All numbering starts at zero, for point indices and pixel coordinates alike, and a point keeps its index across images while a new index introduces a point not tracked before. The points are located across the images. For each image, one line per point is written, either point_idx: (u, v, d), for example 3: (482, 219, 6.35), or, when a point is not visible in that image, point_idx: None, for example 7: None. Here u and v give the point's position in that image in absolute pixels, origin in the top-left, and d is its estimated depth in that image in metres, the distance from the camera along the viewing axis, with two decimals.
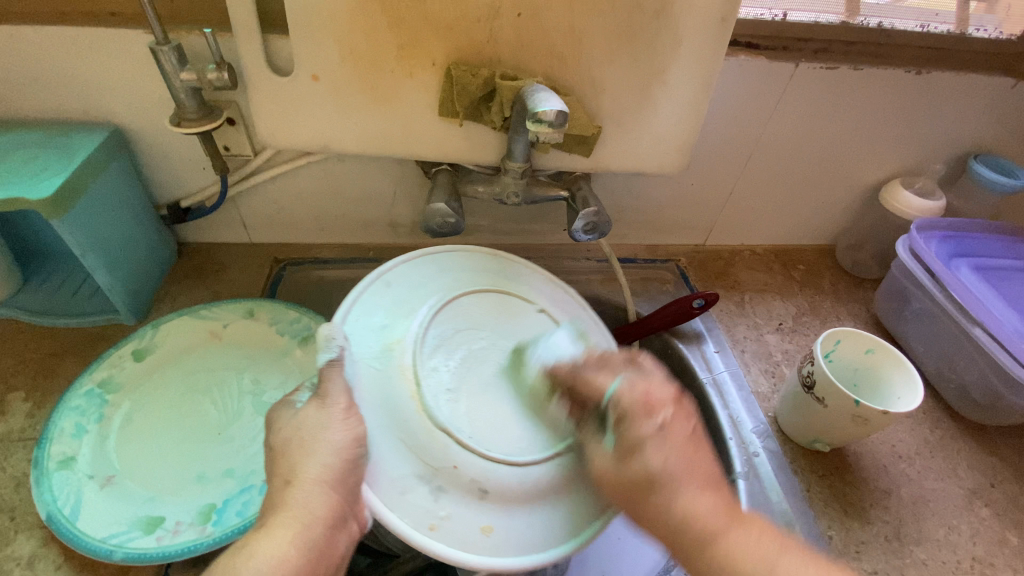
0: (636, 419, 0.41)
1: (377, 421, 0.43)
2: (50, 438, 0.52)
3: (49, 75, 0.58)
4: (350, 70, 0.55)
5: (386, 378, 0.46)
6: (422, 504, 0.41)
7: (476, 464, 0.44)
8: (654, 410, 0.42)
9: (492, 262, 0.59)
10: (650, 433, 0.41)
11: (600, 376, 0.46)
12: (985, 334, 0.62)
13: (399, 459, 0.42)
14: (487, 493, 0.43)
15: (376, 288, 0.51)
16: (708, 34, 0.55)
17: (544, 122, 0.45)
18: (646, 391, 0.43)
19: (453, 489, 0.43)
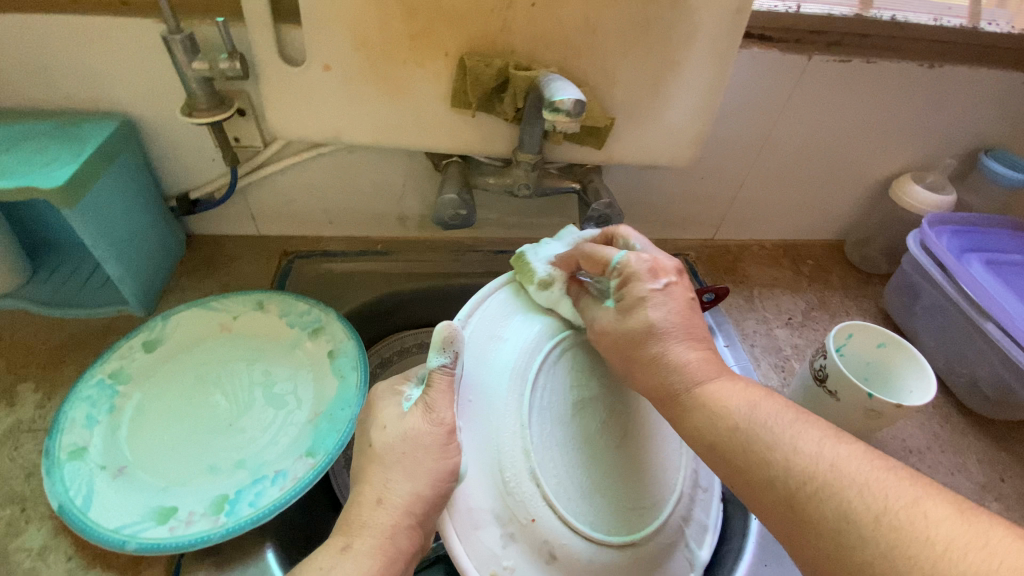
0: (643, 332, 0.47)
1: (476, 447, 0.44)
2: (60, 429, 0.52)
3: (59, 64, 0.57)
4: (362, 60, 0.54)
5: (489, 406, 0.46)
6: (492, 548, 0.42)
7: (553, 522, 0.43)
8: (655, 279, 0.49)
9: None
10: (684, 354, 0.46)
11: (643, 291, 0.48)
12: (997, 329, 0.62)
13: (487, 496, 0.43)
14: (556, 557, 0.43)
15: (500, 299, 0.53)
16: (723, 24, 0.55)
17: (562, 111, 0.45)
18: (653, 259, 0.50)
19: (524, 539, 0.42)
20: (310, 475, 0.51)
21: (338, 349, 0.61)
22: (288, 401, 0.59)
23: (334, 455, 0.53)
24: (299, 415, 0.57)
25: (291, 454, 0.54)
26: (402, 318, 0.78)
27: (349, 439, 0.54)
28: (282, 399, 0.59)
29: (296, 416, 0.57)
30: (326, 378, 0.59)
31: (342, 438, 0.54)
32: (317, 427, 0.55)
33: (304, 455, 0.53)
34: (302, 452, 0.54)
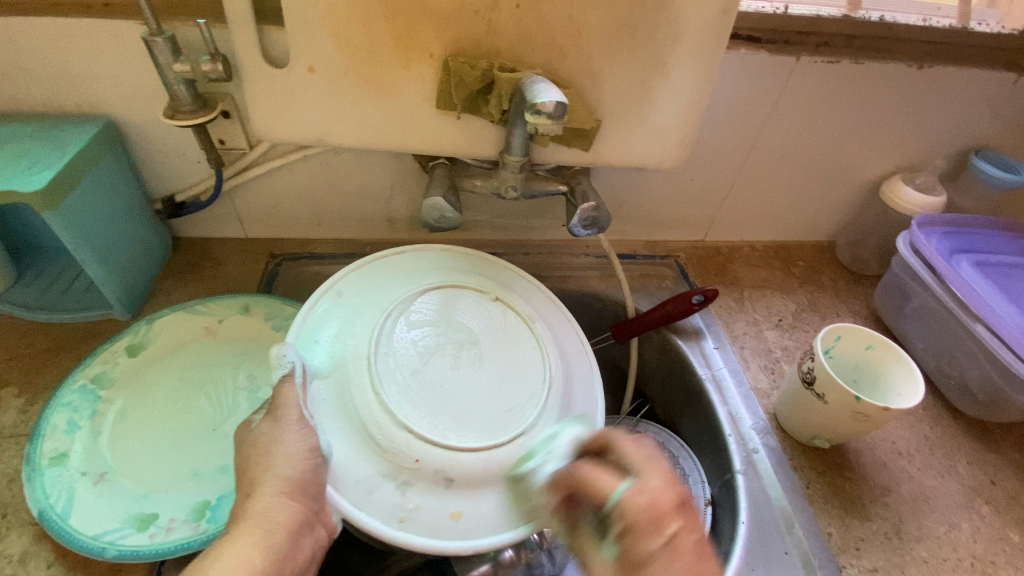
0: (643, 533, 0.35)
1: (346, 423, 0.46)
2: (41, 434, 0.51)
3: (41, 65, 0.57)
4: (346, 61, 0.54)
5: (343, 393, 0.47)
6: (391, 501, 0.44)
7: (436, 456, 0.46)
8: (662, 524, 0.35)
9: (476, 260, 0.61)
10: (658, 551, 0.34)
11: (601, 474, 0.37)
12: (986, 330, 0.62)
13: (366, 459, 0.45)
14: (454, 482, 0.46)
15: (327, 301, 0.53)
16: (710, 25, 0.54)
17: (543, 114, 0.45)
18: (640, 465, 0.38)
19: (420, 482, 0.45)
20: None
21: None
22: None
23: None
24: None
25: None
26: None
27: None
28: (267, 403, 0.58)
29: None
30: None
31: None
32: None
33: None
34: None
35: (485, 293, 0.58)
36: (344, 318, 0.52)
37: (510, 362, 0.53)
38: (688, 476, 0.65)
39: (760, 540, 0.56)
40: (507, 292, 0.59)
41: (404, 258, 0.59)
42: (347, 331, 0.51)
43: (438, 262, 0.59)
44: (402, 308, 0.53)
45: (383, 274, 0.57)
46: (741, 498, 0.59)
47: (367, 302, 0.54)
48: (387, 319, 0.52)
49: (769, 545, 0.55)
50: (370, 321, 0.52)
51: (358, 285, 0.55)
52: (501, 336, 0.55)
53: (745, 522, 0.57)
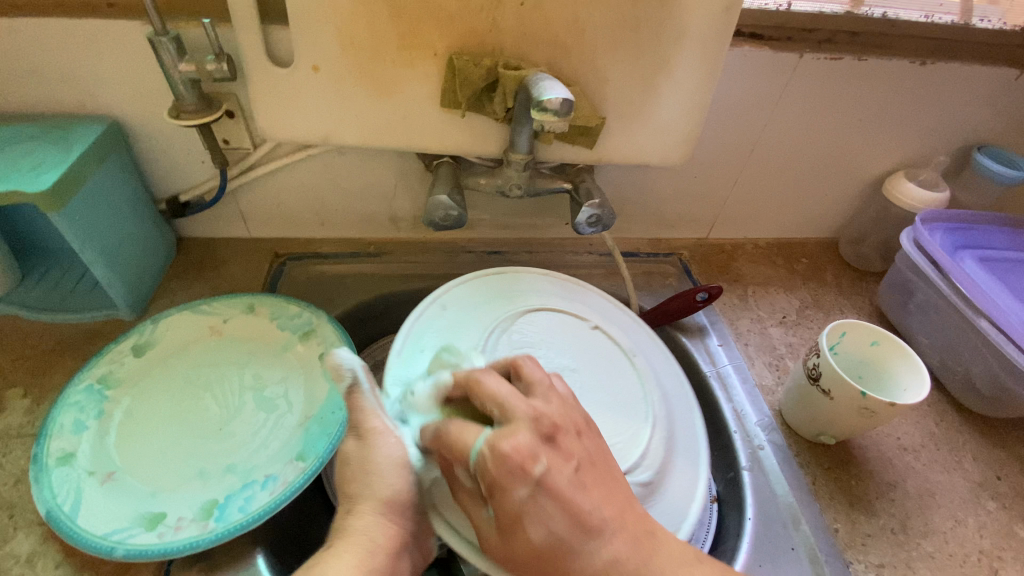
0: (503, 489, 0.36)
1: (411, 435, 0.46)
2: (49, 434, 0.51)
3: (45, 66, 0.57)
4: (350, 60, 0.54)
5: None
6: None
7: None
8: (527, 470, 0.36)
9: (561, 285, 0.63)
10: (524, 499, 0.36)
11: (459, 430, 0.38)
12: (990, 325, 0.62)
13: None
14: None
15: (433, 311, 0.56)
16: (713, 22, 0.54)
17: (549, 111, 0.45)
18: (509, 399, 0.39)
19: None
20: (300, 480, 0.50)
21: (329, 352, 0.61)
22: (278, 404, 0.58)
23: (323, 459, 0.52)
24: (290, 419, 0.57)
25: (281, 458, 0.53)
26: (395, 320, 0.78)
27: (340, 443, 0.53)
28: (273, 402, 0.58)
29: (287, 420, 0.57)
30: (318, 381, 0.59)
31: (332, 442, 0.53)
32: (307, 431, 0.55)
33: (293, 459, 0.53)
34: (292, 456, 0.53)
35: (583, 320, 0.59)
36: (448, 333, 0.54)
37: (609, 388, 0.54)
38: None
39: (767, 536, 0.55)
40: (605, 321, 0.61)
41: (503, 280, 0.61)
42: (454, 346, 0.53)
43: (552, 291, 0.61)
44: (503, 329, 0.55)
45: (486, 293, 0.59)
46: (746, 494, 0.59)
47: (471, 320, 0.56)
48: (489, 337, 0.54)
49: (775, 541, 0.55)
50: (474, 336, 0.54)
51: (464, 302, 0.58)
52: (602, 363, 0.56)
53: (752, 518, 0.57)
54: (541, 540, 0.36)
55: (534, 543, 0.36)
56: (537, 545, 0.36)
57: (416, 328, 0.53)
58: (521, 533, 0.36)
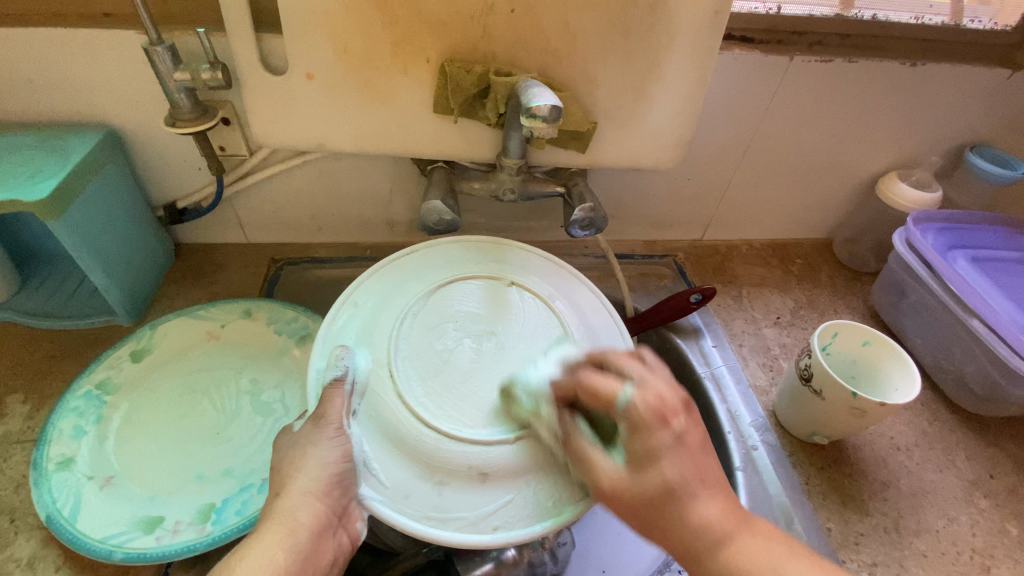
0: (648, 430, 0.39)
1: (376, 437, 0.45)
2: (48, 439, 0.52)
3: (42, 75, 0.57)
4: (344, 68, 0.55)
5: (368, 400, 0.46)
6: (428, 505, 0.43)
7: (467, 452, 0.45)
8: (668, 421, 0.40)
9: (490, 249, 0.60)
10: (668, 444, 0.39)
11: (604, 382, 0.42)
12: (982, 325, 0.62)
13: (407, 465, 0.44)
14: (488, 475, 0.44)
15: (346, 310, 0.52)
16: (703, 26, 0.55)
17: (538, 117, 0.45)
18: (654, 396, 0.40)
19: (454, 479, 0.44)
20: None
21: None
22: (276, 408, 0.59)
23: None
24: (286, 422, 0.58)
25: None
26: None
27: None
28: (270, 406, 0.59)
29: (284, 423, 0.57)
30: None
31: None
32: None
33: None
34: None
35: (499, 280, 0.57)
36: (363, 325, 0.51)
37: (529, 340, 0.52)
38: None
39: None
40: (524, 275, 0.58)
41: (410, 260, 0.58)
42: (366, 334, 0.51)
43: (466, 257, 0.59)
44: (416, 309, 0.53)
45: (394, 276, 0.56)
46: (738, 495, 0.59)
47: (384, 305, 0.53)
48: (400, 321, 0.52)
49: None
50: (388, 322, 0.52)
51: (373, 293, 0.54)
52: (524, 319, 0.54)
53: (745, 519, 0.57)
54: (673, 477, 0.39)
55: (666, 479, 0.39)
56: (668, 481, 0.38)
57: (331, 329, 0.51)
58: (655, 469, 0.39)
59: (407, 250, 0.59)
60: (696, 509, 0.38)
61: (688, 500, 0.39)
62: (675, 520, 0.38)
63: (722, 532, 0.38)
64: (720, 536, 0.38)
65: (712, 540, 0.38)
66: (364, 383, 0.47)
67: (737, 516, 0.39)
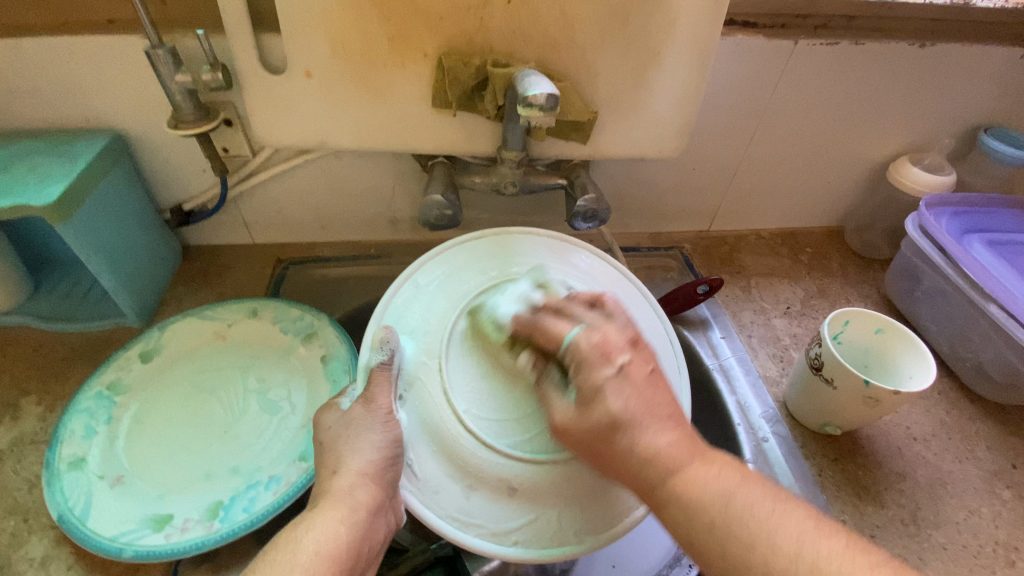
0: (591, 367, 0.40)
1: (415, 436, 0.45)
2: (60, 440, 0.53)
3: (48, 82, 0.58)
4: (342, 66, 0.55)
5: (415, 391, 0.46)
6: (454, 505, 0.43)
7: (502, 464, 0.44)
8: (611, 357, 0.41)
9: (526, 241, 0.57)
10: (610, 377, 0.40)
11: (557, 325, 0.44)
12: (1000, 310, 0.61)
13: (441, 464, 0.44)
14: (517, 490, 0.44)
15: (406, 289, 0.52)
16: (703, 11, 0.54)
17: (535, 107, 0.45)
18: (603, 338, 0.42)
19: (484, 486, 0.44)
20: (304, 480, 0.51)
21: (330, 354, 0.62)
22: (282, 406, 0.59)
23: None
24: (292, 421, 0.58)
25: (285, 459, 0.54)
26: None
27: None
28: (277, 404, 0.59)
29: (290, 421, 0.58)
30: (320, 382, 0.60)
31: None
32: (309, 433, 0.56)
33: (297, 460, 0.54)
34: (296, 457, 0.54)
35: (562, 284, 0.53)
36: (421, 311, 0.50)
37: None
38: None
39: None
40: (594, 283, 0.55)
41: (474, 243, 0.56)
42: (428, 321, 0.50)
43: (536, 249, 0.56)
44: (478, 302, 0.51)
45: (456, 260, 0.54)
46: None
47: (445, 292, 0.52)
48: (461, 313, 0.50)
49: None
50: (449, 311, 0.50)
51: (435, 275, 0.53)
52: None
53: None
54: (619, 411, 0.39)
55: (611, 413, 0.39)
56: (615, 414, 0.39)
57: (391, 309, 0.50)
58: (599, 406, 0.39)
59: (472, 234, 0.56)
60: (646, 439, 0.38)
61: (640, 429, 0.38)
62: (625, 449, 0.38)
63: (672, 462, 0.37)
64: (670, 466, 0.37)
65: (663, 469, 0.37)
66: (412, 379, 0.47)
67: (690, 448, 0.38)
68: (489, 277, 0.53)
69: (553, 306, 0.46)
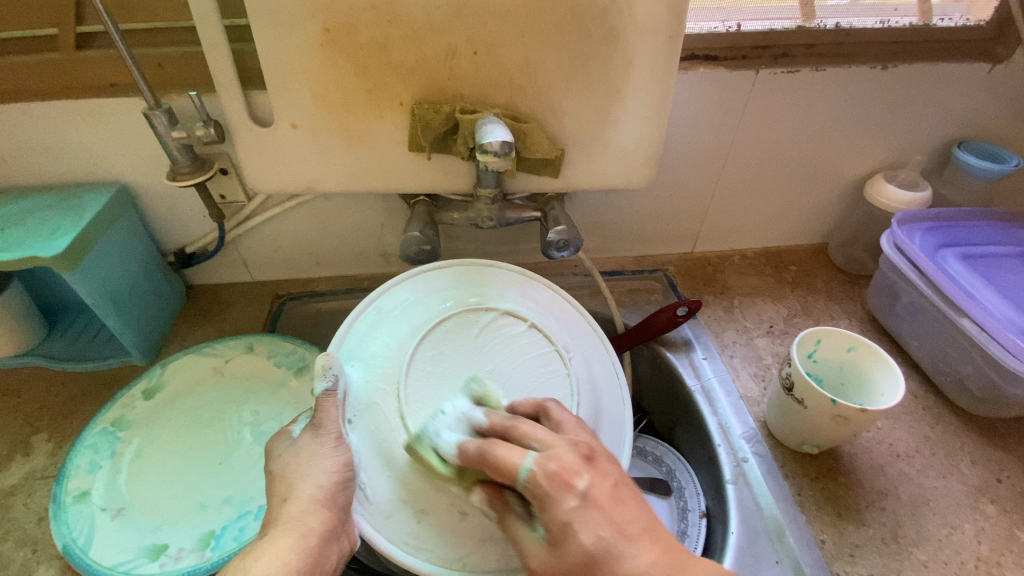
0: (554, 502, 0.39)
1: (366, 458, 0.48)
2: (67, 475, 0.56)
3: (57, 141, 0.64)
4: (324, 117, 0.59)
5: (368, 415, 0.50)
6: (405, 529, 0.47)
7: (451, 489, 0.48)
8: (571, 484, 0.39)
9: (486, 275, 0.61)
10: (575, 508, 0.39)
11: (508, 454, 0.42)
12: (973, 325, 0.61)
13: (394, 488, 0.48)
14: (466, 514, 0.47)
15: (367, 316, 0.56)
16: (659, 51, 0.57)
17: (491, 152, 0.48)
18: (559, 464, 0.40)
19: (434, 509, 0.47)
20: None
21: None
22: None
23: None
24: None
25: None
26: None
27: None
28: (269, 436, 0.62)
29: None
30: (309, 414, 0.63)
31: None
32: None
33: None
34: None
35: (518, 318, 0.57)
36: (381, 336, 0.55)
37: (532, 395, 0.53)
38: (683, 490, 0.66)
39: (750, 551, 0.55)
40: (548, 319, 0.59)
41: (435, 275, 0.60)
42: (385, 348, 0.54)
43: (494, 282, 0.60)
44: (436, 329, 0.55)
45: (417, 290, 0.58)
46: (730, 508, 0.59)
47: (405, 320, 0.56)
48: (420, 339, 0.54)
49: (759, 553, 0.55)
50: (407, 339, 0.54)
51: (400, 302, 0.57)
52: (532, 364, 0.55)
53: (736, 531, 0.56)
54: (592, 544, 0.38)
55: (585, 548, 0.38)
56: (588, 551, 0.38)
57: (352, 337, 0.54)
58: (572, 540, 0.38)
59: (434, 266, 0.61)
60: (627, 566, 0.37)
61: (614, 558, 0.37)
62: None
63: None
64: None
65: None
66: (365, 406, 0.50)
67: (674, 559, 0.38)
68: (449, 307, 0.57)
69: (501, 430, 0.45)
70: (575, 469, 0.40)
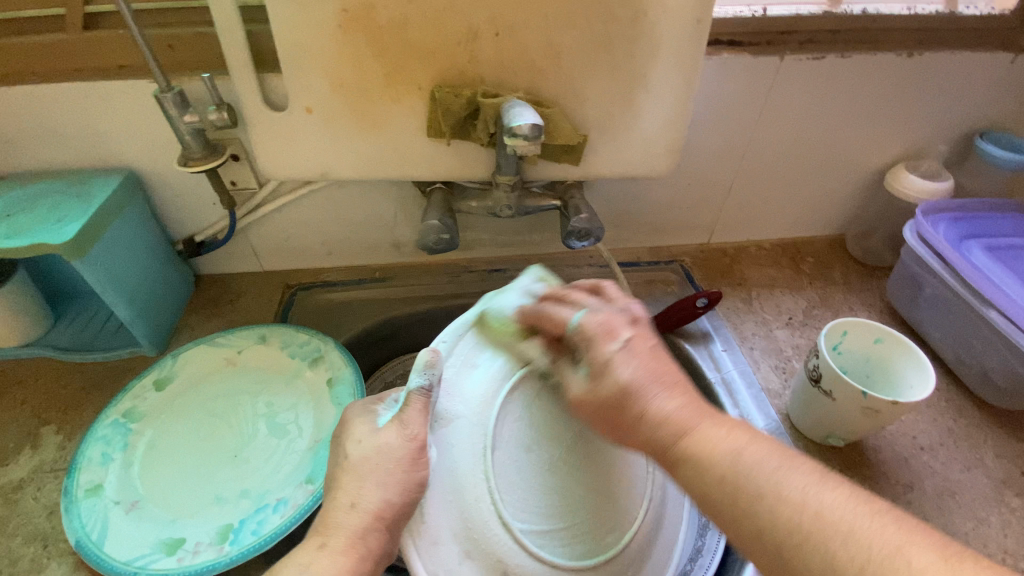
0: (596, 343, 0.41)
1: (433, 476, 0.43)
2: (78, 467, 0.55)
3: (65, 126, 0.62)
4: (341, 101, 0.57)
5: (453, 438, 0.45)
6: (446, 564, 0.41)
7: (507, 540, 0.42)
8: (615, 333, 0.41)
9: None
10: (615, 351, 0.40)
11: (562, 311, 0.46)
12: (1000, 316, 0.60)
13: (451, 518, 0.42)
14: (511, 574, 0.42)
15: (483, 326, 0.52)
16: (685, 34, 0.56)
17: (520, 137, 0.47)
18: (608, 315, 0.42)
19: (480, 559, 0.41)
20: (310, 502, 0.53)
21: (336, 377, 0.63)
22: (290, 429, 0.61)
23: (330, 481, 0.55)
24: (300, 444, 0.59)
25: (292, 482, 0.56)
26: (403, 342, 0.80)
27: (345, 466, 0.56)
28: (284, 428, 0.61)
29: (297, 444, 0.59)
30: (325, 406, 0.61)
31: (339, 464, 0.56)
32: (316, 454, 0.58)
33: (303, 483, 0.55)
34: (301, 480, 0.56)
35: None
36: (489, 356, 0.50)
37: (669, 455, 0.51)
38: None
39: None
40: None
41: None
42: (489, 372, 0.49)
43: None
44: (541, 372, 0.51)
45: None
46: None
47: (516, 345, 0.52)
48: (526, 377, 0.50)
49: None
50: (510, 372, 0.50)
51: (517, 323, 0.54)
52: None
53: None
54: (628, 379, 0.38)
55: (621, 382, 0.38)
56: (625, 384, 0.38)
57: (463, 338, 0.50)
58: (610, 376, 0.39)
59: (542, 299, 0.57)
60: (654, 404, 0.37)
61: (647, 397, 0.38)
62: (636, 417, 0.38)
63: (683, 422, 0.37)
64: (682, 427, 0.36)
65: (674, 431, 0.36)
66: (445, 426, 0.46)
67: (700, 409, 0.37)
68: None
69: (557, 296, 0.49)
70: (624, 322, 0.42)
